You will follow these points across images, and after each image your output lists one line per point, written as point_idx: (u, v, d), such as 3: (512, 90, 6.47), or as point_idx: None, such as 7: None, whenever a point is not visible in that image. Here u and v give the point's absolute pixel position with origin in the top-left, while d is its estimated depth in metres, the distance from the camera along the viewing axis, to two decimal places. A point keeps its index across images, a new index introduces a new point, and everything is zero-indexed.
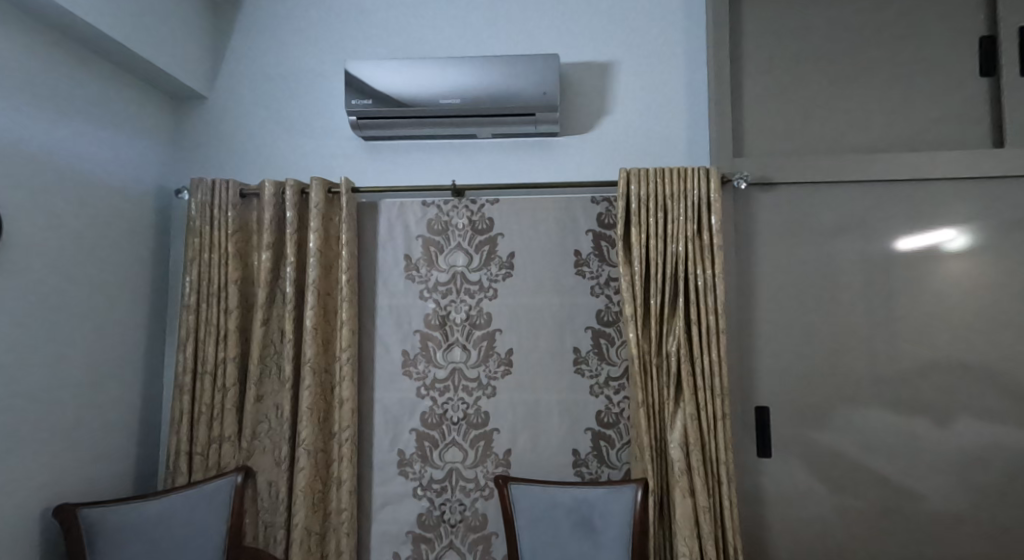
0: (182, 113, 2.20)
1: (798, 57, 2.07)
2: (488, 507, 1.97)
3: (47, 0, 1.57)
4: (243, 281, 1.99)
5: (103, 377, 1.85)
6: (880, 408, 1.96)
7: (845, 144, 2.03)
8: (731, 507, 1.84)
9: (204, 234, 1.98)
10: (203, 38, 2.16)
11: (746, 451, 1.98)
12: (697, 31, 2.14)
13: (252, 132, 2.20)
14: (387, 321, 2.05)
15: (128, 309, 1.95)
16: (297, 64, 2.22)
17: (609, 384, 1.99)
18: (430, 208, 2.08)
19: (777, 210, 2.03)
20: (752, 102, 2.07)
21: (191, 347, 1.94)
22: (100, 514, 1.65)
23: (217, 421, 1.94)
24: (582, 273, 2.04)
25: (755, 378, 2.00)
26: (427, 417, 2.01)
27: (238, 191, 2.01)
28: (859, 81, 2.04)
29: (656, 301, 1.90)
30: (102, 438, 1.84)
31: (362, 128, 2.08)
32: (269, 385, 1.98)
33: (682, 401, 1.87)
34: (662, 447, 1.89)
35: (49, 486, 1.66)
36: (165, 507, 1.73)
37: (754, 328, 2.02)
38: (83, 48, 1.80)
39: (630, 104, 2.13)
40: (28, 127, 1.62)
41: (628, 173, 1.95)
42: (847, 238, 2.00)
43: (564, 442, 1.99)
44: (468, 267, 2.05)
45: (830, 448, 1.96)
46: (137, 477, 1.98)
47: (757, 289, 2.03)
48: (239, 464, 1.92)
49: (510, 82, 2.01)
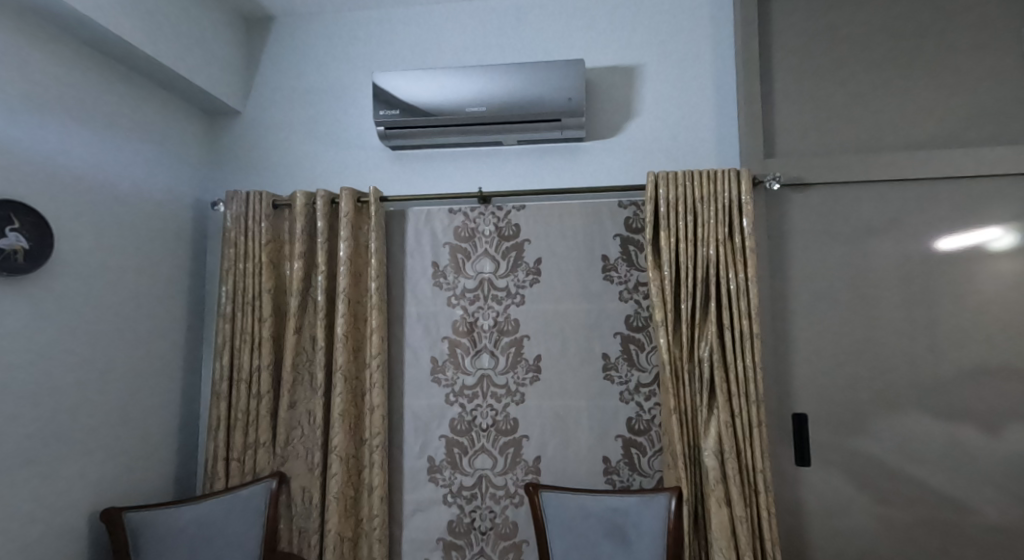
0: (217, 128, 2.27)
1: (830, 54, 2.02)
2: (518, 515, 1.96)
3: (98, 26, 1.67)
4: (276, 290, 2.04)
5: (144, 384, 1.91)
6: (924, 416, 1.87)
7: (884, 141, 1.96)
8: (769, 517, 1.79)
9: (238, 245, 2.03)
10: (237, 55, 2.24)
11: (783, 459, 1.92)
12: (724, 31, 2.11)
13: (284, 144, 2.26)
14: (416, 328, 2.07)
15: (168, 319, 2.02)
16: (327, 77, 2.27)
17: (640, 390, 1.96)
18: (457, 215, 2.09)
19: (810, 211, 1.98)
20: (783, 101, 2.03)
21: (227, 355, 2.00)
22: (143, 517, 1.70)
23: (252, 427, 1.98)
24: (610, 278, 2.02)
25: (791, 384, 1.94)
26: (456, 424, 2.01)
27: (271, 202, 2.06)
28: (897, 76, 1.97)
29: (687, 305, 1.87)
30: (144, 443, 1.90)
31: (389, 138, 2.11)
32: (302, 392, 2.02)
33: (716, 408, 1.83)
34: (695, 455, 1.85)
35: (94, 490, 1.72)
36: (204, 511, 1.77)
37: (789, 332, 1.96)
38: (124, 67, 1.87)
39: (656, 107, 2.11)
40: (79, 147, 1.71)
41: (655, 176, 1.92)
42: (885, 239, 1.93)
43: (594, 449, 1.96)
44: (495, 273, 2.06)
45: (872, 457, 1.89)
46: (177, 481, 2.04)
47: (792, 292, 1.97)
48: (274, 470, 1.96)
49: (534, 87, 2.02)
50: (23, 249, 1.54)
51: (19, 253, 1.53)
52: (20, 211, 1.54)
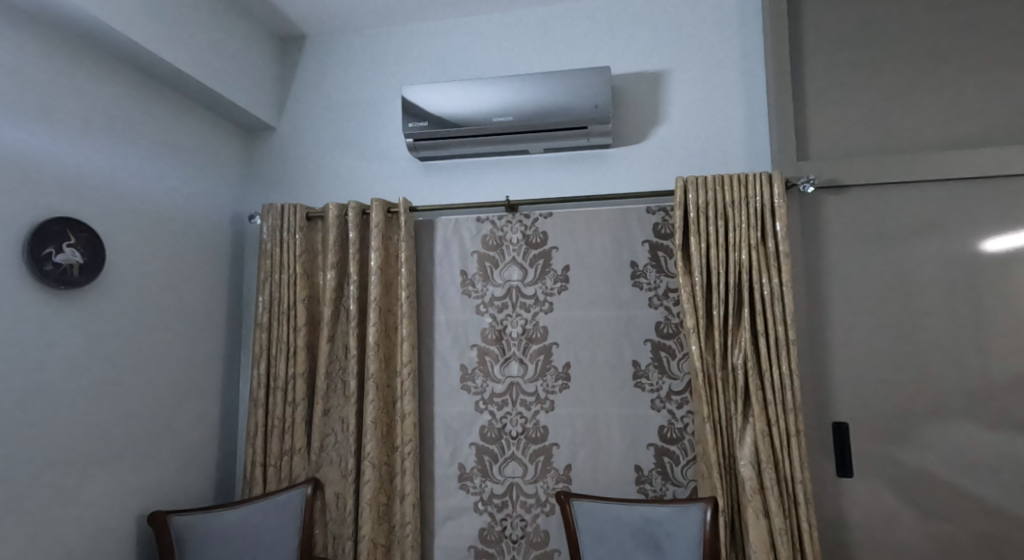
0: (253, 144, 2.36)
1: (865, 52, 1.97)
2: (550, 524, 1.95)
3: (149, 54, 1.77)
4: (310, 300, 2.09)
5: (187, 392, 1.98)
6: (973, 424, 1.79)
7: (925, 140, 1.90)
8: (810, 529, 1.73)
9: (274, 256, 2.10)
10: (272, 73, 2.32)
11: (823, 469, 1.87)
12: (753, 33, 2.09)
13: (317, 158, 2.32)
14: (445, 336, 2.09)
15: (209, 329, 2.10)
16: (357, 92, 2.34)
17: (671, 398, 1.93)
18: (484, 224, 2.11)
19: (846, 214, 1.93)
20: (815, 102, 1.99)
21: (264, 363, 2.05)
22: (186, 521, 1.76)
23: (288, 434, 2.03)
24: (639, 284, 2.00)
25: (830, 392, 1.89)
26: (486, 431, 2.02)
27: (305, 215, 2.12)
28: (935, 72, 1.91)
29: (719, 312, 1.84)
30: (186, 449, 1.97)
31: (418, 149, 2.15)
32: (336, 399, 2.06)
33: (751, 416, 1.79)
34: (731, 465, 1.81)
35: (143, 493, 1.79)
36: (244, 514, 1.82)
37: (827, 339, 1.91)
38: (168, 89, 1.97)
39: (683, 112, 2.10)
40: (129, 165, 1.81)
41: (684, 182, 1.91)
42: (926, 241, 1.87)
43: (625, 458, 1.94)
44: (523, 280, 2.07)
45: (919, 468, 1.81)
46: (217, 486, 2.11)
47: (828, 297, 1.92)
48: (309, 475, 2.00)
49: (560, 96, 2.03)
50: (77, 264, 1.62)
51: (74, 268, 1.61)
52: (76, 228, 1.63)
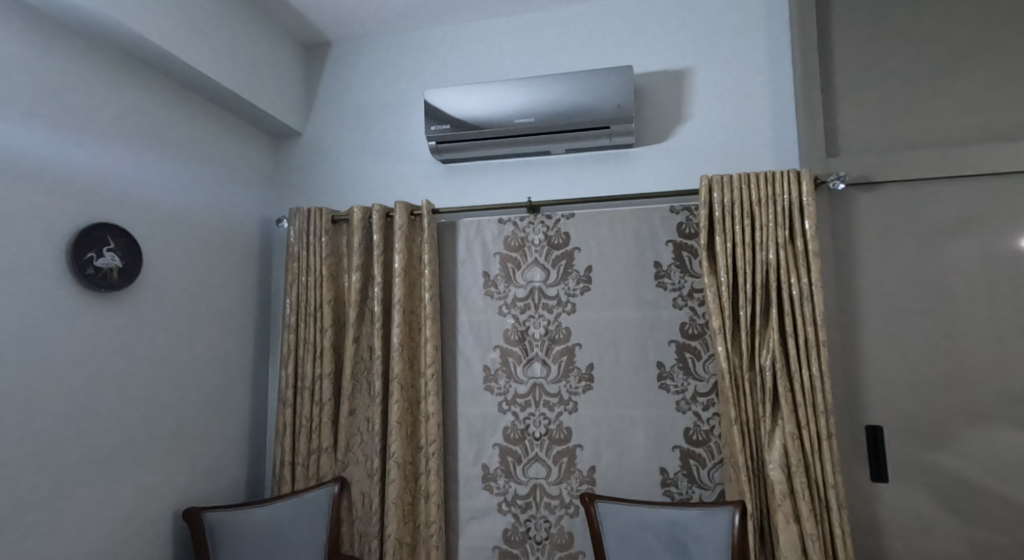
0: (280, 149, 2.41)
1: (898, 43, 1.91)
2: (574, 525, 1.95)
3: (182, 64, 1.83)
4: (335, 302, 2.13)
5: (218, 392, 2.04)
6: (1014, 428, 1.73)
7: (962, 133, 1.83)
8: (843, 535, 1.69)
9: (301, 259, 2.14)
10: (297, 80, 2.37)
11: (856, 474, 1.82)
12: (779, 28, 2.05)
13: (342, 162, 2.36)
14: (468, 337, 2.10)
15: (239, 330, 2.16)
16: (381, 97, 2.37)
17: (697, 400, 1.91)
18: (506, 225, 2.12)
19: (877, 211, 1.87)
20: (844, 97, 1.94)
21: (292, 364, 2.10)
22: (219, 519, 1.80)
23: (315, 433, 2.07)
24: (663, 285, 1.98)
25: (862, 394, 1.84)
26: (510, 432, 2.02)
27: (330, 218, 2.16)
28: (970, 64, 1.84)
29: (746, 312, 1.81)
30: (218, 448, 2.02)
31: (441, 152, 2.17)
32: (361, 399, 2.09)
33: (780, 418, 1.76)
34: (759, 469, 1.78)
35: (177, 491, 1.85)
36: (273, 513, 1.86)
37: (858, 340, 1.86)
38: (201, 98, 2.03)
39: (706, 110, 2.07)
40: (163, 172, 1.87)
41: (709, 181, 1.88)
42: (962, 239, 1.80)
43: (650, 460, 1.92)
44: (545, 281, 2.06)
45: (957, 474, 1.75)
46: (248, 484, 2.16)
47: (859, 297, 1.87)
48: (336, 475, 2.04)
49: (582, 96, 2.02)
50: (117, 268, 1.69)
51: (114, 271, 1.68)
52: (116, 233, 1.69)
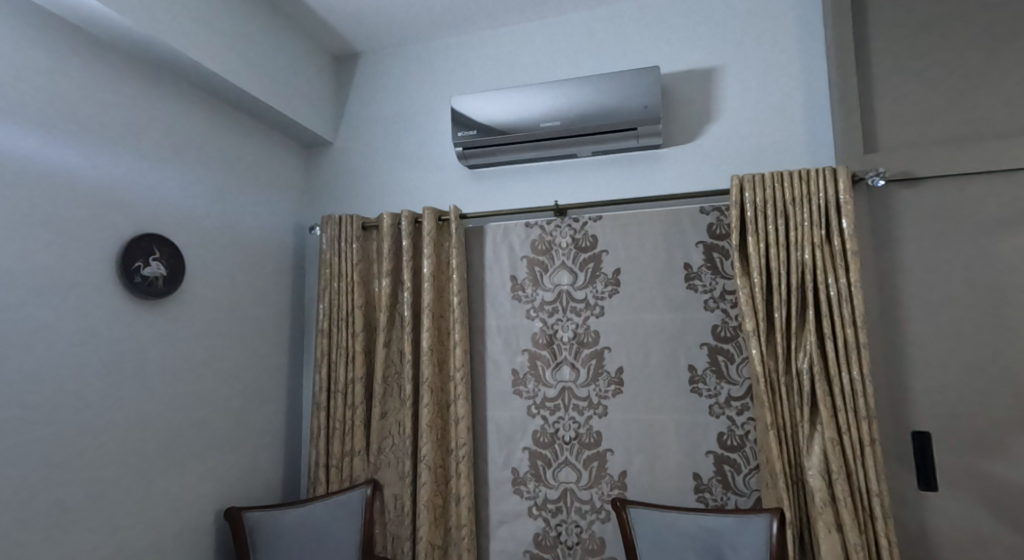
0: (312, 159, 2.48)
1: (939, 33, 1.84)
2: (605, 531, 1.93)
3: (220, 80, 1.91)
4: (366, 307, 2.17)
5: (255, 395, 2.10)
6: None
7: (1011, 125, 1.74)
8: (889, 545, 1.62)
9: (333, 265, 2.19)
10: (328, 91, 2.44)
11: (901, 482, 1.75)
12: (810, 22, 2.00)
13: (372, 169, 2.41)
14: (497, 340, 2.11)
15: (275, 336, 2.22)
16: (409, 104, 2.41)
17: (731, 404, 1.87)
18: (534, 229, 2.12)
19: (919, 209, 1.80)
20: (880, 91, 1.87)
21: (325, 368, 2.14)
22: (257, 519, 1.85)
23: (348, 436, 2.10)
24: (694, 286, 1.95)
25: (907, 399, 1.77)
26: (540, 436, 2.02)
27: (361, 225, 2.21)
28: (1016, 53, 1.76)
29: (781, 314, 1.76)
30: (255, 450, 2.08)
31: (468, 157, 2.19)
32: (392, 402, 2.13)
33: (819, 424, 1.71)
34: (798, 475, 1.73)
35: (217, 492, 1.91)
36: (309, 513, 1.90)
37: (901, 342, 1.79)
38: (237, 111, 2.11)
39: (734, 109, 2.03)
40: (201, 183, 1.94)
41: (740, 180, 1.84)
42: (1011, 236, 1.72)
43: (683, 465, 1.89)
44: (573, 285, 2.06)
45: (1015, 483, 1.66)
46: (285, 486, 2.22)
47: (901, 298, 1.80)
48: (368, 477, 2.07)
49: (608, 99, 2.01)
50: (162, 276, 1.76)
51: (159, 279, 1.75)
52: (161, 243, 1.77)
